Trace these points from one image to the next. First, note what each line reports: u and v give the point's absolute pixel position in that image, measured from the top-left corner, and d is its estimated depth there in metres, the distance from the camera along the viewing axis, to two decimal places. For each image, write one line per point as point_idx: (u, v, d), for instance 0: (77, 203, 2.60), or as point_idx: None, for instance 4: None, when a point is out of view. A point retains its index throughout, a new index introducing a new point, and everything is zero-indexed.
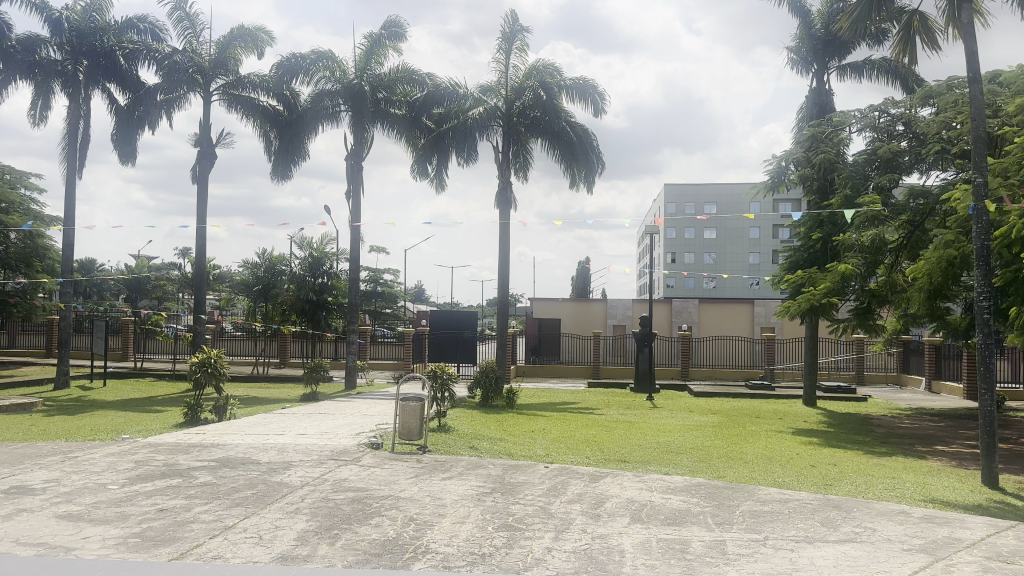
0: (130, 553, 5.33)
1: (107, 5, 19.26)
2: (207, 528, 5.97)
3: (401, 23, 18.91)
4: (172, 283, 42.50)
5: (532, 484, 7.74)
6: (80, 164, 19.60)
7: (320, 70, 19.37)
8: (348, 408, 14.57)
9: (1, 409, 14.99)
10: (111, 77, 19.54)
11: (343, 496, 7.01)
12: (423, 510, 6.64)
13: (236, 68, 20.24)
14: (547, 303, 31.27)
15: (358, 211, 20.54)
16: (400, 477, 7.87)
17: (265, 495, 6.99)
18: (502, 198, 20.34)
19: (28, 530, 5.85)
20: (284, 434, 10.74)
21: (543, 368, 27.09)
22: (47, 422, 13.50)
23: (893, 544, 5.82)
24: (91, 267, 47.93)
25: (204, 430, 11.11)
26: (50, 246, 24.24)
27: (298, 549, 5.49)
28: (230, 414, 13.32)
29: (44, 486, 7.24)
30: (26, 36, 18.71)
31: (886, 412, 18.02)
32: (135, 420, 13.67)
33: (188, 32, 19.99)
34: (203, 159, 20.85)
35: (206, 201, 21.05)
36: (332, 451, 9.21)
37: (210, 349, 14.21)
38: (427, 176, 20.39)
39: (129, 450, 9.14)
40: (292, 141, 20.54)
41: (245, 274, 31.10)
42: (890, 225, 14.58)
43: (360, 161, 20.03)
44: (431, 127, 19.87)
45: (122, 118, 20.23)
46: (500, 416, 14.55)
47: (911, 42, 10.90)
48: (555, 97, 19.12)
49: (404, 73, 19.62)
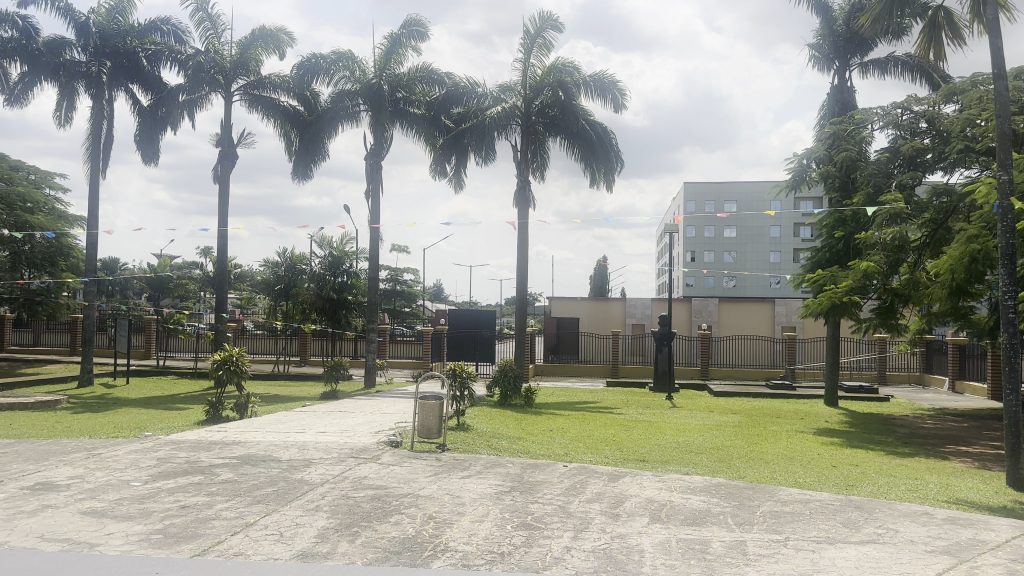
0: (153, 550, 5.39)
1: (131, 6, 19.47)
2: (229, 525, 6.03)
3: (422, 23, 18.93)
4: (195, 283, 43.00)
5: (551, 483, 7.73)
6: (105, 164, 19.87)
7: (341, 70, 19.46)
8: (368, 406, 14.64)
9: (26, 406, 15.23)
10: (135, 78, 19.77)
11: (364, 494, 7.04)
12: (442, 508, 6.66)
13: (258, 68, 20.41)
14: (566, 302, 31.20)
15: (377, 211, 20.64)
16: (419, 476, 7.90)
17: (285, 493, 7.05)
18: (520, 198, 20.35)
19: (53, 526, 5.94)
20: (304, 431, 10.83)
21: (563, 368, 27.03)
22: (72, 419, 13.71)
23: (917, 545, 5.76)
24: (116, 266, 48.64)
25: (226, 427, 11.22)
26: (74, 245, 24.59)
27: (319, 547, 5.53)
28: (251, 412, 13.42)
29: (68, 483, 7.35)
30: (52, 37, 18.96)
31: (908, 412, 17.82)
32: (158, 417, 13.84)
33: (210, 33, 20.15)
34: (224, 159, 21.04)
35: (228, 200, 21.23)
36: (351, 449, 9.26)
37: (231, 346, 14.33)
38: (446, 176, 20.46)
39: (152, 447, 9.26)
40: (313, 141, 20.66)
41: (266, 273, 31.37)
42: (913, 223, 14.40)
43: (379, 161, 20.09)
44: (451, 127, 19.98)
45: (145, 119, 20.47)
46: (519, 415, 14.54)
47: (936, 38, 10.74)
48: (574, 96, 19.09)
49: (423, 72, 19.64)
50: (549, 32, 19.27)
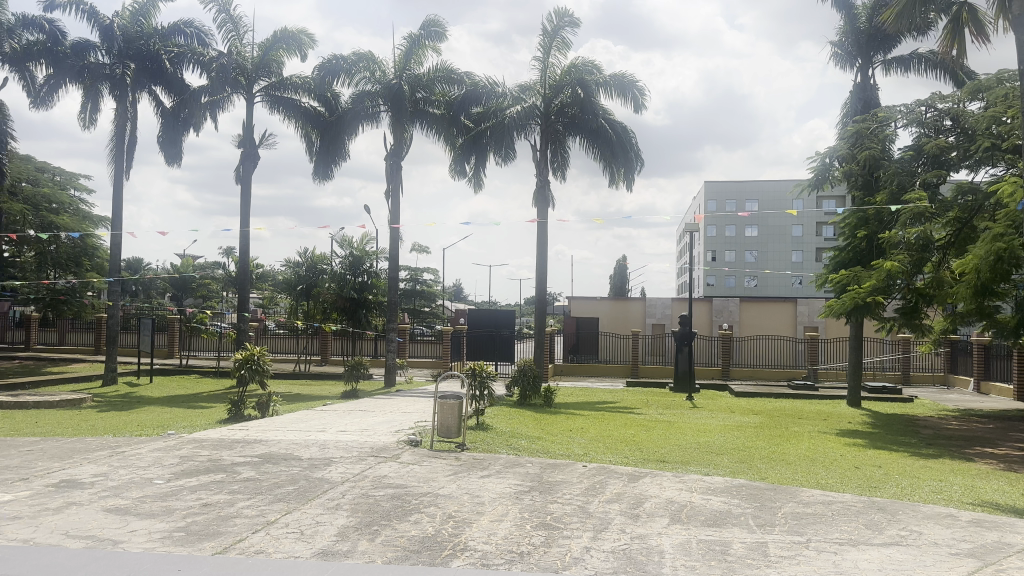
0: (175, 547, 5.45)
1: (155, 9, 19.71)
2: (250, 523, 6.08)
3: (440, 23, 18.99)
4: (217, 282, 43.43)
5: (570, 483, 7.72)
6: (128, 166, 20.11)
7: (361, 71, 19.54)
8: (388, 406, 14.69)
9: (52, 405, 15.46)
10: (158, 80, 20.00)
11: (384, 493, 7.08)
12: (462, 507, 6.67)
13: (279, 70, 20.56)
14: (585, 302, 31.11)
15: (397, 211, 20.70)
16: (439, 475, 7.92)
17: (306, 491, 7.10)
18: (540, 197, 20.33)
19: (77, 523, 6.02)
20: (325, 430, 10.90)
21: (582, 367, 26.97)
22: (96, 417, 13.89)
23: (940, 547, 5.68)
24: (140, 266, 49.31)
25: (248, 426, 11.32)
26: (98, 245, 24.94)
27: (339, 545, 5.56)
28: (273, 410, 13.52)
29: (92, 480, 7.45)
30: (77, 40, 19.22)
31: (932, 413, 17.62)
32: (181, 415, 13.99)
33: (232, 35, 20.34)
34: (246, 160, 21.23)
35: (249, 200, 21.41)
36: (371, 448, 9.31)
37: (253, 345, 14.45)
38: (465, 176, 20.50)
39: (175, 445, 9.36)
40: (333, 141, 20.77)
41: (287, 273, 31.62)
42: (937, 222, 14.21)
43: (399, 161, 20.16)
44: (470, 127, 20.03)
45: (168, 121, 20.69)
46: (538, 415, 14.53)
47: (960, 34, 10.59)
48: (594, 95, 19.02)
49: (442, 72, 19.66)
50: (566, 30, 19.24)
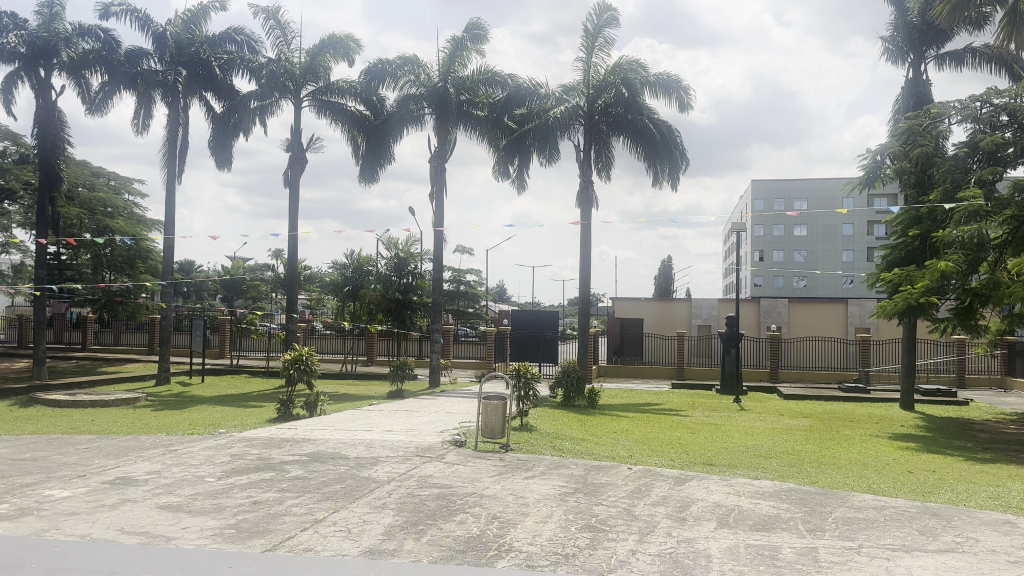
0: (226, 544, 5.58)
1: (206, 17, 20.21)
2: (299, 521, 6.20)
3: (483, 25, 19.10)
4: (267, 284, 44.31)
5: (615, 485, 7.68)
6: (180, 170, 20.64)
7: (406, 75, 19.76)
8: (433, 406, 14.80)
9: (108, 403, 15.95)
10: (208, 86, 20.48)
11: (429, 493, 7.14)
12: (506, 508, 6.69)
13: (327, 75, 20.87)
14: (630, 303, 30.90)
15: (441, 213, 20.87)
16: (484, 475, 7.95)
17: (353, 490, 7.20)
18: (584, 197, 20.28)
19: (132, 519, 6.21)
20: (371, 430, 11.04)
21: (627, 369, 26.80)
22: (150, 415, 14.28)
23: (1000, 555, 5.49)
24: (192, 269, 50.61)
25: (296, 425, 11.52)
26: (152, 248, 25.67)
27: (386, 544, 5.63)
28: (320, 410, 13.74)
29: (147, 478, 7.66)
30: (131, 48, 19.81)
31: (990, 416, 17.04)
32: (231, 414, 14.30)
33: (280, 40, 20.74)
34: (294, 164, 21.62)
35: (297, 204, 21.80)
36: (416, 448, 9.40)
37: (300, 346, 14.70)
38: (508, 177, 20.55)
39: (226, 444, 9.58)
40: (378, 144, 21.04)
41: (334, 275, 32.08)
42: (994, 220, 13.74)
43: (443, 163, 20.30)
44: (513, 128, 20.03)
45: (218, 126, 21.16)
46: (583, 416, 14.49)
47: (1018, 26, 10.23)
48: (638, 94, 18.89)
49: (486, 74, 19.76)
50: (609, 29, 19.15)
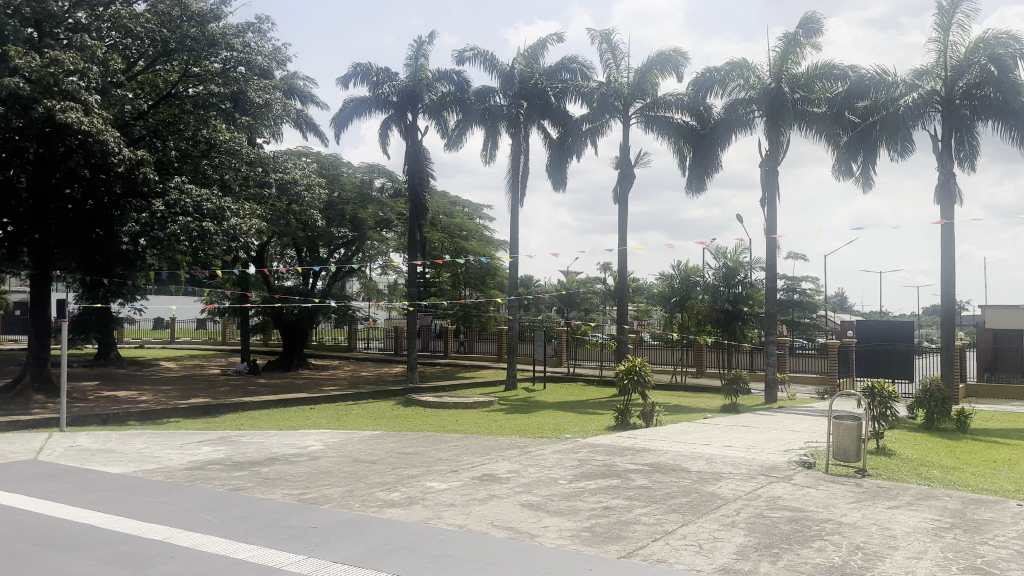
0: (583, 546, 5.89)
1: (545, 51, 21.83)
2: (649, 530, 6.31)
3: (818, 18, 17.90)
4: (598, 296, 46.22)
5: (1006, 525, 6.58)
6: (521, 193, 22.47)
7: (734, 81, 19.26)
8: (773, 422, 14.10)
9: (468, 406, 17.87)
10: (545, 114, 22.02)
11: (779, 514, 6.79)
12: (871, 539, 6.09)
13: (655, 90, 21.15)
14: (1008, 311, 26.35)
15: (774, 220, 19.92)
16: (840, 501, 7.34)
17: (699, 504, 7.13)
18: (944, 193, 17.90)
19: (500, 515, 6.85)
20: (710, 444, 10.87)
21: (1006, 388, 22.87)
22: (503, 418, 15.68)
23: None
24: (531, 283, 54.77)
25: (635, 435, 11.79)
26: (499, 266, 28.38)
27: (739, 564, 5.46)
28: (656, 420, 13.89)
29: (508, 477, 8.42)
30: (481, 87, 22.20)
31: None
32: (573, 421, 15.11)
33: (610, 63, 21.54)
34: (623, 180, 22.30)
35: (627, 218, 22.43)
36: (760, 465, 9.02)
37: (635, 357, 15.06)
38: (852, 176, 18.91)
39: (573, 449, 10.14)
40: (706, 154, 20.92)
41: (662, 286, 32.35)
42: None
43: (775, 166, 19.33)
44: (856, 123, 18.47)
45: (555, 150, 22.53)
46: (952, 442, 12.69)
47: None
48: (1010, 71, 16.53)
49: (824, 69, 18.27)
50: None
